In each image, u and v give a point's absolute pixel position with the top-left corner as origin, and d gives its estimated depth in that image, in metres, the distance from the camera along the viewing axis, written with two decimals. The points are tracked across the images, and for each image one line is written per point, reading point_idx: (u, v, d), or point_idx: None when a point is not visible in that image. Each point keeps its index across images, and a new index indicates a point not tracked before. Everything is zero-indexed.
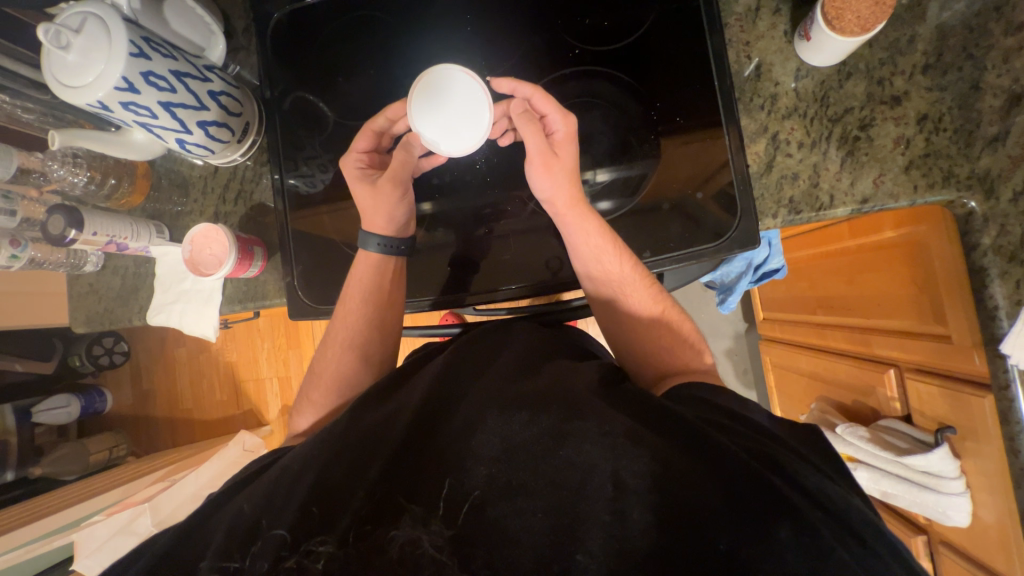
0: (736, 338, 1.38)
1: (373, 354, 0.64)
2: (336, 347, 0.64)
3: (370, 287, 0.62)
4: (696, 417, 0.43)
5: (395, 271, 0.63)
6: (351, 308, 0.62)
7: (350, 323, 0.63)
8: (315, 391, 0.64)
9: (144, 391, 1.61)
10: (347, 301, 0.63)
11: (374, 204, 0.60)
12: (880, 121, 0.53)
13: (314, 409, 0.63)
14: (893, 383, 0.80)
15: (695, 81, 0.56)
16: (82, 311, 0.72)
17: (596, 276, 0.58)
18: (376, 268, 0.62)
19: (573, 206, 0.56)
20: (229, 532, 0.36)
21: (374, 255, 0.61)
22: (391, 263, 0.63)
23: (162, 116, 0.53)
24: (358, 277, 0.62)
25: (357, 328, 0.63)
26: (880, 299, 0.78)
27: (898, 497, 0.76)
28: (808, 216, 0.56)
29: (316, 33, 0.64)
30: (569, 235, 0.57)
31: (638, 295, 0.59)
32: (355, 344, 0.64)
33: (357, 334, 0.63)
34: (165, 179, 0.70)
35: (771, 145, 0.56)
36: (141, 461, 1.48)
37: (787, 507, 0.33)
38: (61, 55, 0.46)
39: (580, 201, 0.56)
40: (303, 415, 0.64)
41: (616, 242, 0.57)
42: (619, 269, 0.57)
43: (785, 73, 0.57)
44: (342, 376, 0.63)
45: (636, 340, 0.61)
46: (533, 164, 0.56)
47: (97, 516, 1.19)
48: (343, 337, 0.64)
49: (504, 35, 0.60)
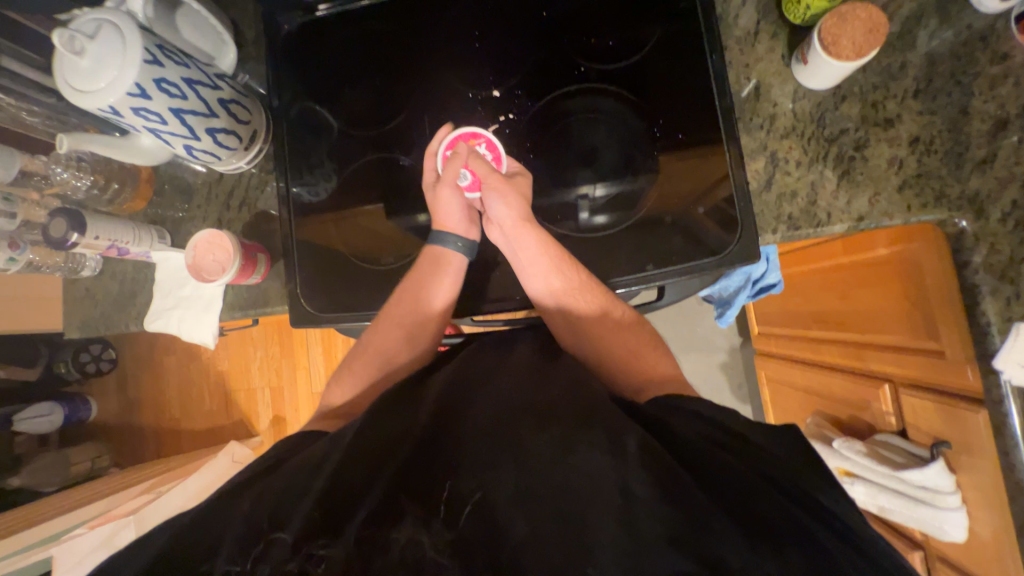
0: (731, 352, 1.41)
1: (423, 341, 0.61)
2: (390, 324, 0.60)
3: (439, 278, 0.59)
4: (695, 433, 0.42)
5: (460, 267, 0.61)
6: (413, 291, 0.58)
7: (411, 308, 0.59)
8: (360, 361, 0.61)
9: (131, 400, 1.57)
10: (409, 285, 0.59)
11: (447, 205, 0.61)
12: (874, 142, 0.55)
13: (353, 381, 0.60)
14: (888, 398, 0.80)
15: (697, 98, 0.58)
16: (78, 315, 0.70)
17: (554, 290, 0.58)
18: (443, 259, 0.60)
19: (517, 227, 0.58)
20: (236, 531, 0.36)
21: (455, 254, 0.60)
22: (457, 258, 0.61)
23: (172, 123, 0.53)
24: (422, 267, 0.59)
25: (414, 314, 0.59)
26: (874, 314, 0.80)
27: (895, 511, 0.76)
28: (807, 232, 0.57)
29: (330, 46, 0.66)
30: (518, 254, 0.59)
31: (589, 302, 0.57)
32: (411, 328, 0.60)
33: (417, 319, 0.60)
34: (168, 184, 0.70)
35: (769, 162, 0.58)
36: (124, 473, 1.43)
37: (801, 530, 0.33)
38: (75, 59, 0.47)
39: (530, 224, 0.58)
40: (338, 388, 0.61)
41: (560, 254, 0.57)
42: (567, 280, 0.57)
43: (783, 94, 0.58)
44: (391, 352, 0.60)
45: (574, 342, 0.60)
46: (488, 191, 0.60)
47: (78, 529, 1.12)
48: (398, 315, 0.59)
49: (512, 51, 0.62)
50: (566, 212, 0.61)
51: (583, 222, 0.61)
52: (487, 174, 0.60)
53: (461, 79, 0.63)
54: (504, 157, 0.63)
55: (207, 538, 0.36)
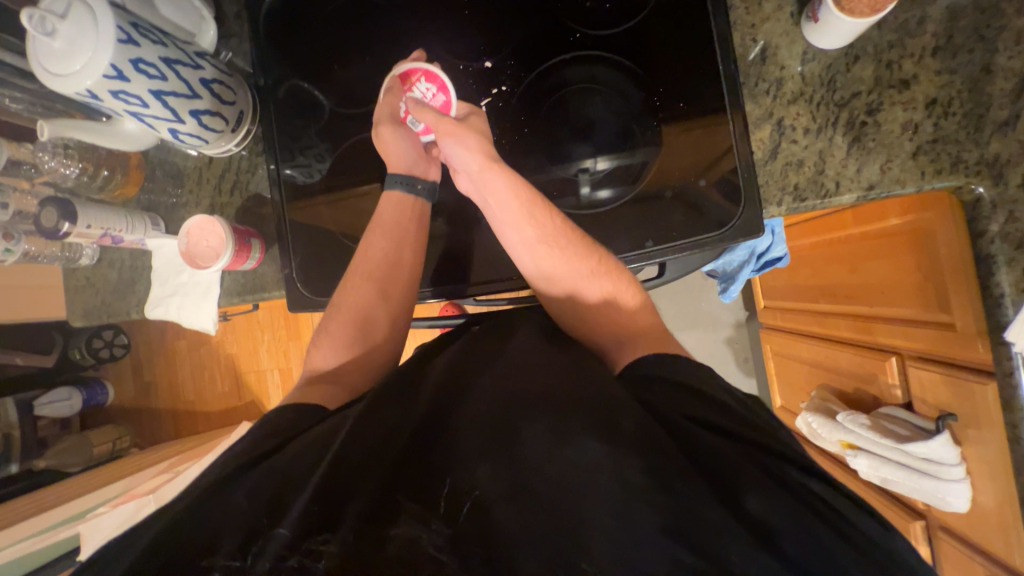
0: (737, 326, 1.41)
1: (398, 292, 0.60)
2: (358, 275, 0.59)
3: (401, 223, 0.60)
4: (684, 411, 0.42)
5: (425, 211, 0.61)
6: (377, 239, 0.59)
7: (377, 256, 0.59)
8: (334, 321, 0.59)
9: (146, 384, 1.60)
10: (377, 233, 0.59)
11: (394, 145, 0.59)
12: (888, 105, 0.52)
13: (331, 342, 0.59)
14: (894, 371, 0.79)
15: (699, 63, 0.55)
16: (80, 305, 0.71)
17: (528, 240, 0.55)
18: (408, 206, 0.60)
19: (484, 167, 0.56)
20: (237, 515, 0.36)
21: (417, 198, 0.61)
22: (420, 203, 0.61)
23: (154, 105, 0.52)
24: (387, 212, 0.60)
25: (384, 264, 0.59)
26: (882, 286, 0.78)
27: (898, 483, 0.76)
28: (814, 203, 0.54)
29: (314, 18, 0.63)
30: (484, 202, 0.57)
31: (563, 247, 0.55)
32: (383, 280, 0.59)
33: (383, 267, 0.59)
34: (159, 170, 0.69)
35: (775, 131, 0.55)
36: (144, 453, 1.48)
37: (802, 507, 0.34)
38: (48, 42, 0.45)
39: (495, 163, 0.55)
40: (320, 350, 0.60)
41: (530, 196, 0.55)
42: (545, 224, 0.55)
43: (790, 56, 0.55)
44: (362, 304, 0.59)
45: (551, 301, 0.59)
46: (442, 138, 0.57)
47: (101, 508, 1.17)
48: (364, 265, 0.59)
49: (504, 17, 0.58)
50: (567, 187, 0.59)
51: (586, 195, 0.59)
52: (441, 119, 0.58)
53: (450, 51, 0.60)
54: (454, 101, 0.60)
55: (207, 521, 0.36)
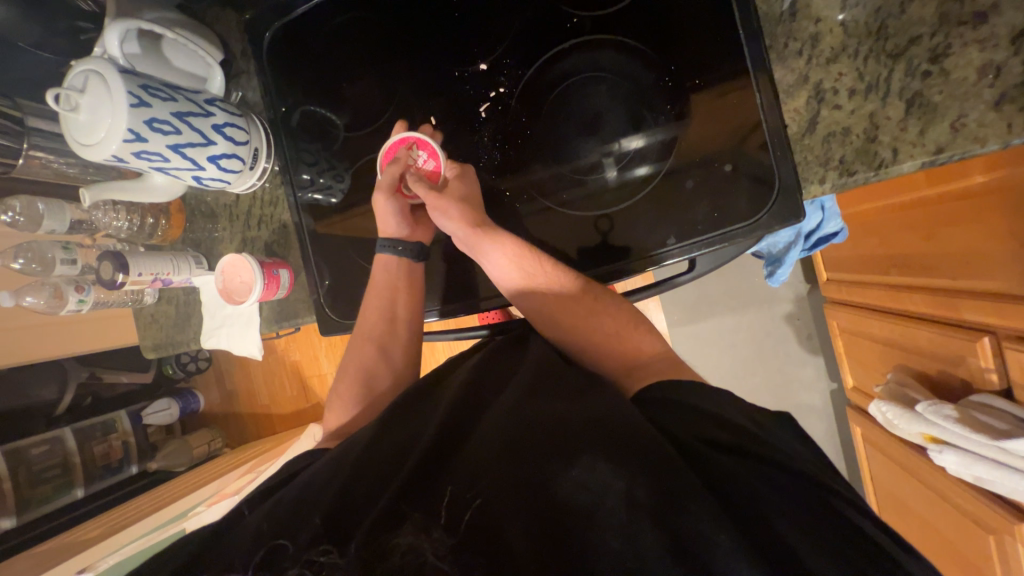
0: (797, 301, 1.33)
1: (398, 351, 0.63)
2: (360, 339, 0.62)
3: (392, 285, 0.62)
4: (696, 435, 0.40)
5: (416, 271, 0.63)
6: (373, 306, 0.62)
7: (374, 319, 0.62)
8: (342, 385, 0.63)
9: (229, 392, 1.64)
10: (370, 298, 0.62)
11: (383, 213, 0.62)
12: (960, 47, 0.42)
13: (341, 404, 0.62)
14: (988, 352, 0.74)
15: (714, 31, 0.49)
16: (150, 337, 0.80)
17: (524, 292, 0.57)
18: (397, 269, 0.62)
19: (472, 237, 0.57)
20: (248, 541, 0.38)
21: (400, 260, 0.62)
22: (408, 262, 0.62)
23: (174, 158, 0.55)
24: (377, 278, 0.62)
25: (381, 325, 0.62)
26: (968, 253, 0.74)
27: (994, 483, 0.70)
28: (866, 176, 0.47)
29: (312, 45, 0.63)
30: (481, 260, 0.58)
31: (555, 295, 0.56)
32: (381, 339, 0.62)
33: (384, 328, 0.62)
34: (196, 211, 0.74)
35: (813, 97, 0.48)
36: (241, 452, 1.53)
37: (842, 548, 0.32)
38: (75, 116, 0.50)
39: (479, 230, 0.56)
40: (334, 412, 0.62)
41: (521, 248, 0.56)
42: (542, 273, 0.56)
43: (828, 5, 0.47)
44: (367, 367, 0.62)
45: (564, 333, 0.57)
46: (430, 210, 0.59)
47: (199, 507, 1.22)
48: (364, 329, 0.62)
49: (495, 12, 0.55)
50: (577, 184, 0.55)
51: (614, 179, 0.54)
52: (427, 191, 0.59)
53: (444, 59, 0.57)
54: (444, 165, 0.60)
55: (227, 551, 0.38)
